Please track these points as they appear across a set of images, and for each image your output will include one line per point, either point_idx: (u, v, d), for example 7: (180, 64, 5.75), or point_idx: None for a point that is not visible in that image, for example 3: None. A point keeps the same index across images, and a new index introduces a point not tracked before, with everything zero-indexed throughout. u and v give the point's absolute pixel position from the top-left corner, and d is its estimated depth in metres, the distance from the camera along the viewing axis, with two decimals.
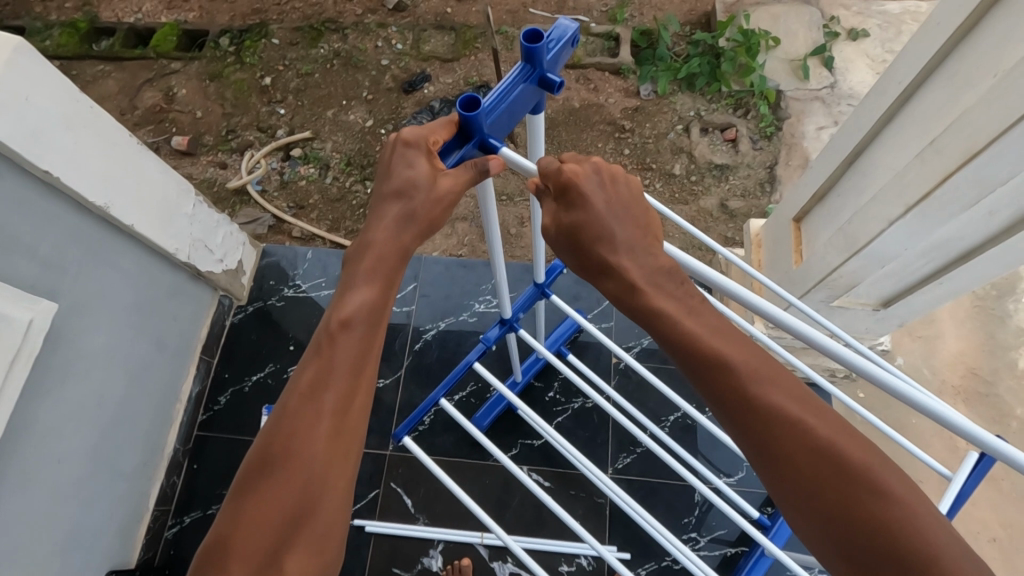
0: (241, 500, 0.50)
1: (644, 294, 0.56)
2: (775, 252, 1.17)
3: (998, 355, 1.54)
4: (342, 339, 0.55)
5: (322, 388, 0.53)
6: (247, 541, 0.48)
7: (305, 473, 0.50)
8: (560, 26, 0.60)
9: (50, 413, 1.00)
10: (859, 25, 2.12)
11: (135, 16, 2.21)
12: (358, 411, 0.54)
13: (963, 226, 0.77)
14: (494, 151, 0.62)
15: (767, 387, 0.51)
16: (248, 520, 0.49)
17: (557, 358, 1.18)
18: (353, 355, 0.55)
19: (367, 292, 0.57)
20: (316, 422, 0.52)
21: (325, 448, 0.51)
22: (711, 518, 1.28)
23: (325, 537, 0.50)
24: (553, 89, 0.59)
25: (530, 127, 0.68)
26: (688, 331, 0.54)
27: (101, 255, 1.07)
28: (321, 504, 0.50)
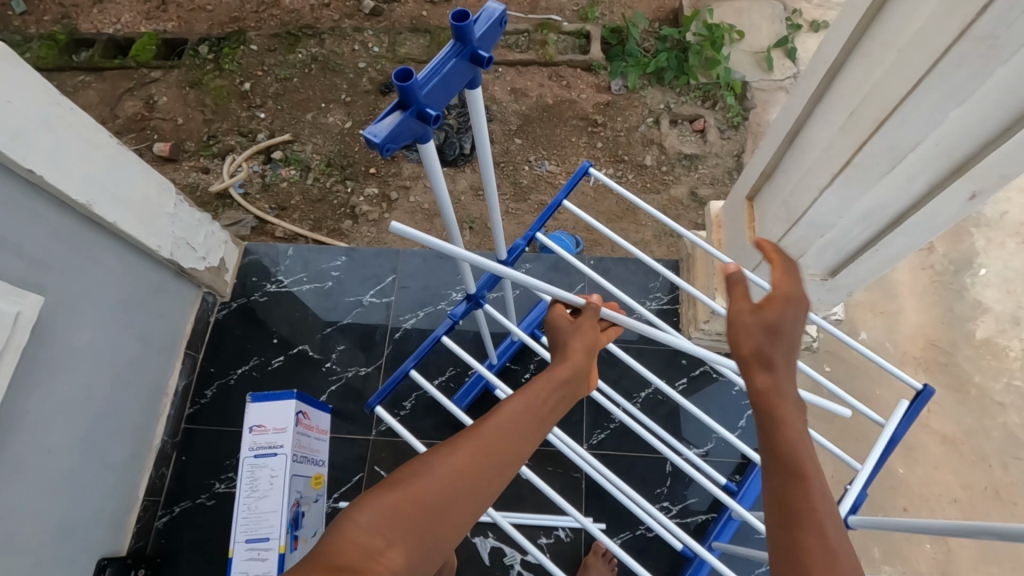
0: (401, 475, 0.60)
1: (781, 400, 0.60)
2: (732, 230, 1.23)
3: (956, 326, 1.61)
4: (519, 404, 0.67)
5: (502, 437, 0.64)
6: (403, 500, 0.57)
7: (461, 478, 0.60)
8: (488, 7, 0.63)
9: (40, 405, 1.04)
10: (820, 16, 2.20)
11: (114, 27, 2.25)
12: (510, 468, 0.64)
13: (886, 193, 0.84)
14: (430, 121, 0.61)
15: (837, 538, 0.51)
16: (401, 494, 0.58)
17: (530, 339, 1.23)
18: (526, 419, 0.67)
19: (540, 384, 0.71)
20: (485, 447, 0.63)
21: (487, 471, 0.62)
22: (683, 488, 1.33)
23: (443, 539, 0.58)
24: (484, 65, 0.63)
25: (468, 103, 0.71)
26: (788, 451, 0.57)
27: (85, 253, 1.11)
28: (459, 506, 0.59)
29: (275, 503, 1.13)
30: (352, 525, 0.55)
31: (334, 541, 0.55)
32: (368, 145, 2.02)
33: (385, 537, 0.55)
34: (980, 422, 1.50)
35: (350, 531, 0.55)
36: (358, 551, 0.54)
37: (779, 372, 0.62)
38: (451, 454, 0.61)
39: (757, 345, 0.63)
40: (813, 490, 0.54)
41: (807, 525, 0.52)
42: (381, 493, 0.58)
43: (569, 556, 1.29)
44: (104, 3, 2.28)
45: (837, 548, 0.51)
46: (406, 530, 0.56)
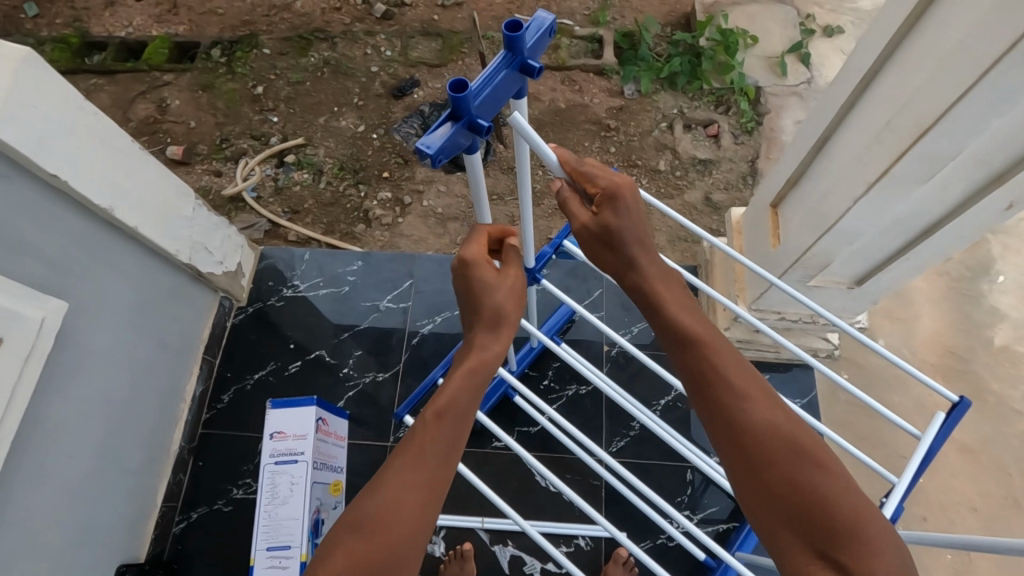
0: (332, 550, 0.59)
1: (656, 293, 0.74)
2: (754, 236, 1.23)
3: (973, 333, 1.60)
4: (432, 425, 0.67)
5: (416, 463, 0.64)
6: (353, 553, 0.58)
7: (386, 532, 0.59)
8: (538, 16, 0.65)
9: (61, 410, 1.04)
10: (833, 22, 2.20)
11: (126, 30, 2.25)
12: (438, 492, 0.64)
13: (920, 201, 0.83)
14: (481, 132, 0.64)
15: (742, 380, 0.65)
16: (332, 565, 0.57)
17: (552, 345, 1.23)
18: (442, 443, 0.66)
19: (456, 392, 0.71)
20: (405, 491, 0.62)
21: (409, 512, 0.61)
22: (704, 496, 1.33)
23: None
24: (534, 75, 0.64)
25: (513, 112, 0.72)
26: (683, 325, 0.70)
27: (106, 257, 1.11)
28: (394, 561, 0.58)
29: (297, 510, 1.13)
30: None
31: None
32: (381, 149, 2.01)
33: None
34: (1000, 429, 1.49)
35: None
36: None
37: (643, 272, 0.75)
38: (374, 515, 0.60)
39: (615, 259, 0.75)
40: (712, 347, 0.67)
41: (720, 377, 0.65)
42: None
43: (589, 564, 1.28)
44: (115, 6, 2.28)
45: (745, 388, 0.64)
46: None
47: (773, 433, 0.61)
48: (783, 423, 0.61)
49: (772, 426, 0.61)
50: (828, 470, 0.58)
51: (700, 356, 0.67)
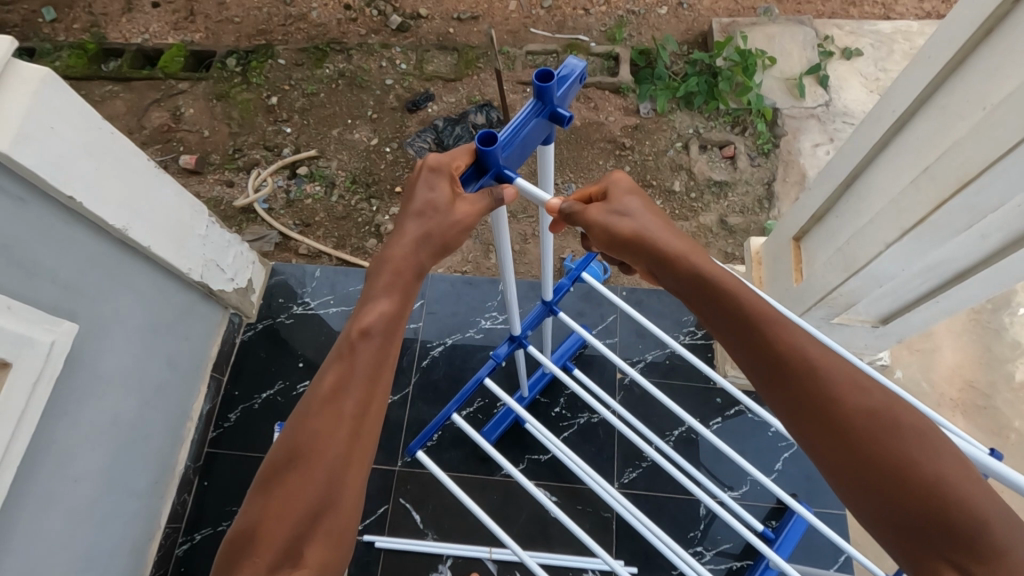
0: (268, 495, 0.56)
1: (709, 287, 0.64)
2: (775, 270, 1.21)
3: (994, 367, 1.56)
4: (359, 346, 0.61)
5: (344, 390, 0.59)
6: (282, 509, 0.55)
7: (321, 467, 0.56)
8: (569, 64, 0.66)
9: (69, 432, 1.02)
10: (852, 44, 2.17)
11: (142, 37, 2.25)
12: (373, 416, 0.60)
13: (958, 247, 0.82)
14: (509, 181, 0.68)
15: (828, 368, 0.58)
16: (270, 510, 0.55)
17: (562, 374, 1.20)
18: (370, 360, 0.61)
19: (382, 306, 0.63)
20: (337, 424, 0.58)
21: (343, 445, 0.58)
22: (716, 532, 1.30)
23: (340, 532, 0.56)
24: (563, 122, 0.67)
25: (539, 156, 0.75)
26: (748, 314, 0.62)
27: (119, 277, 1.10)
28: (338, 497, 0.56)
29: None
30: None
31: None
32: (394, 163, 2.00)
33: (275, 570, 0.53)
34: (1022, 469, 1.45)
35: None
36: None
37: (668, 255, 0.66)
38: (307, 453, 0.57)
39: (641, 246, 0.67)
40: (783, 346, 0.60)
41: (802, 369, 0.58)
42: (253, 520, 0.55)
43: None
44: (132, 13, 2.29)
45: (831, 376, 0.57)
46: (299, 553, 0.54)
47: (869, 423, 0.55)
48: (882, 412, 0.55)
49: (870, 416, 0.55)
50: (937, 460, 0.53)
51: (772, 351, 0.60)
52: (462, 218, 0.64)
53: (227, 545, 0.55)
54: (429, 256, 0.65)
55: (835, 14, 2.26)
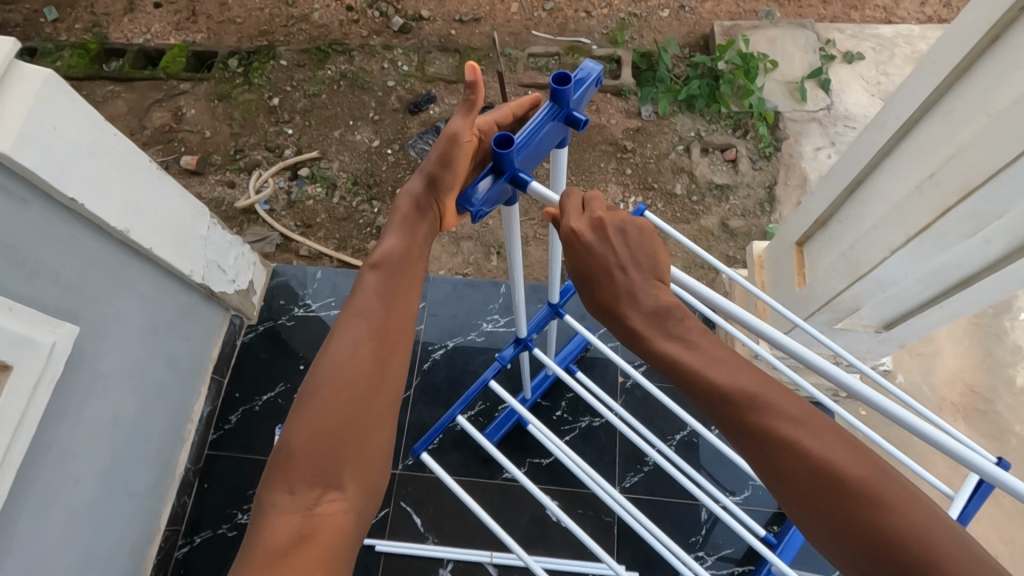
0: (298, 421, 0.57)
1: (650, 342, 0.60)
2: (778, 274, 1.20)
3: (995, 372, 1.56)
4: (375, 278, 0.65)
5: (368, 319, 0.62)
6: (318, 429, 0.56)
7: (349, 391, 0.58)
8: (586, 68, 0.68)
9: (70, 435, 1.02)
10: (854, 48, 2.18)
11: (144, 37, 2.25)
12: (397, 342, 0.63)
13: (962, 254, 0.82)
14: (523, 185, 0.66)
15: (769, 416, 0.53)
16: (304, 432, 0.56)
17: (567, 375, 1.19)
18: (388, 293, 0.64)
19: (390, 242, 0.67)
20: (364, 349, 0.60)
21: (370, 370, 0.60)
22: (717, 536, 1.30)
23: (375, 451, 0.58)
24: (578, 126, 0.67)
25: (553, 160, 0.75)
26: (678, 362, 0.58)
27: (120, 278, 1.09)
28: (370, 417, 0.58)
29: None
30: (275, 503, 0.55)
31: (269, 531, 0.53)
32: (395, 165, 2.00)
33: (318, 486, 0.55)
34: None
35: (277, 507, 0.54)
36: (297, 515, 0.54)
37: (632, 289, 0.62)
38: (333, 377, 0.58)
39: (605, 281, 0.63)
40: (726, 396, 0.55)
41: (744, 418, 0.54)
42: (287, 441, 0.57)
43: None
44: (135, 12, 2.29)
45: (770, 424, 0.53)
46: (337, 471, 0.56)
47: (816, 474, 0.50)
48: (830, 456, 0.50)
49: (815, 468, 0.50)
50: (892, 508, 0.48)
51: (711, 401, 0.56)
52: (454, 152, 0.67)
53: (266, 470, 0.57)
54: (426, 196, 0.69)
55: (836, 18, 2.26)
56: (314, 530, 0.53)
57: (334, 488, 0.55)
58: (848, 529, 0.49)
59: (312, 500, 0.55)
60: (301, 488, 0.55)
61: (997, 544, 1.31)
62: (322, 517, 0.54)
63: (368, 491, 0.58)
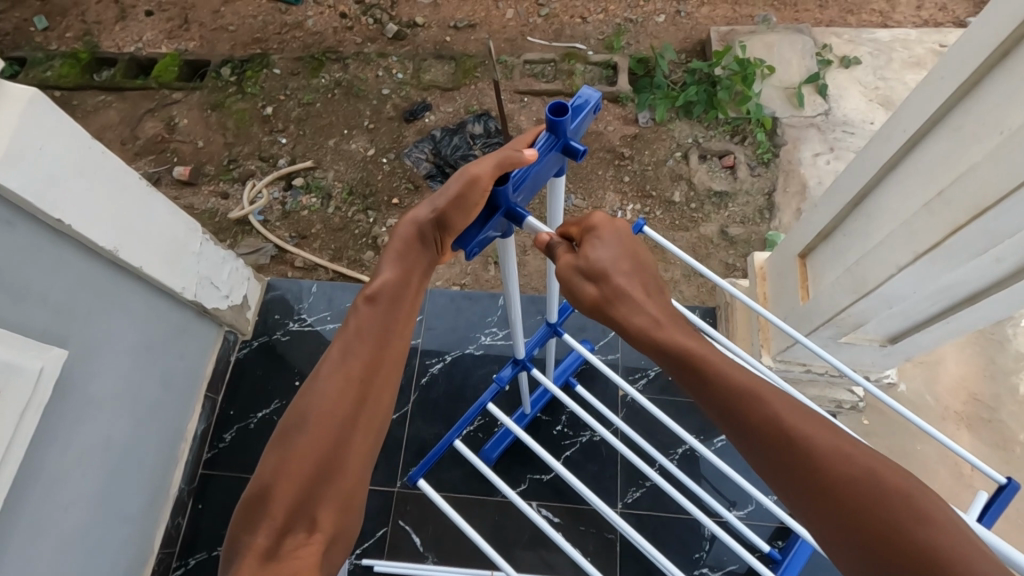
0: (274, 456, 0.54)
1: (664, 335, 0.58)
2: (781, 286, 1.18)
3: (998, 380, 1.54)
4: (367, 310, 0.59)
5: (353, 354, 0.57)
6: (295, 468, 0.52)
7: (330, 431, 0.54)
8: (583, 95, 0.66)
9: (60, 461, 0.99)
10: (851, 52, 2.17)
11: (136, 45, 2.22)
12: (382, 379, 0.58)
13: (971, 271, 0.80)
14: (520, 220, 0.66)
15: (793, 413, 0.52)
16: (280, 471, 0.53)
17: (562, 395, 1.17)
18: (381, 323, 0.59)
19: (390, 273, 0.61)
20: (347, 386, 0.55)
21: (352, 409, 0.55)
22: (721, 553, 1.27)
23: (350, 495, 0.54)
24: (576, 155, 0.66)
25: (549, 187, 0.74)
26: (698, 357, 0.57)
27: (110, 298, 1.07)
28: (348, 461, 0.54)
29: None
30: (243, 545, 0.51)
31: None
32: (391, 174, 1.98)
33: (288, 530, 0.51)
34: None
35: (243, 548, 0.51)
36: (263, 560, 0.50)
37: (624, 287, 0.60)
38: (314, 414, 0.54)
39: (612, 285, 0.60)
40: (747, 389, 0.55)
41: (762, 415, 0.53)
42: (261, 478, 0.53)
43: None
44: (126, 21, 2.26)
45: (790, 421, 0.52)
46: (311, 514, 0.52)
47: (839, 474, 0.49)
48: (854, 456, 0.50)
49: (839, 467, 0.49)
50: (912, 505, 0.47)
51: (731, 398, 0.55)
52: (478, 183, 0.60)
53: (239, 509, 0.53)
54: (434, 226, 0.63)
55: (833, 22, 2.25)
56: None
57: (304, 534, 0.52)
58: (871, 533, 0.47)
59: (280, 546, 0.51)
60: (271, 531, 0.51)
61: None
62: (290, 564, 0.50)
63: (340, 532, 0.54)
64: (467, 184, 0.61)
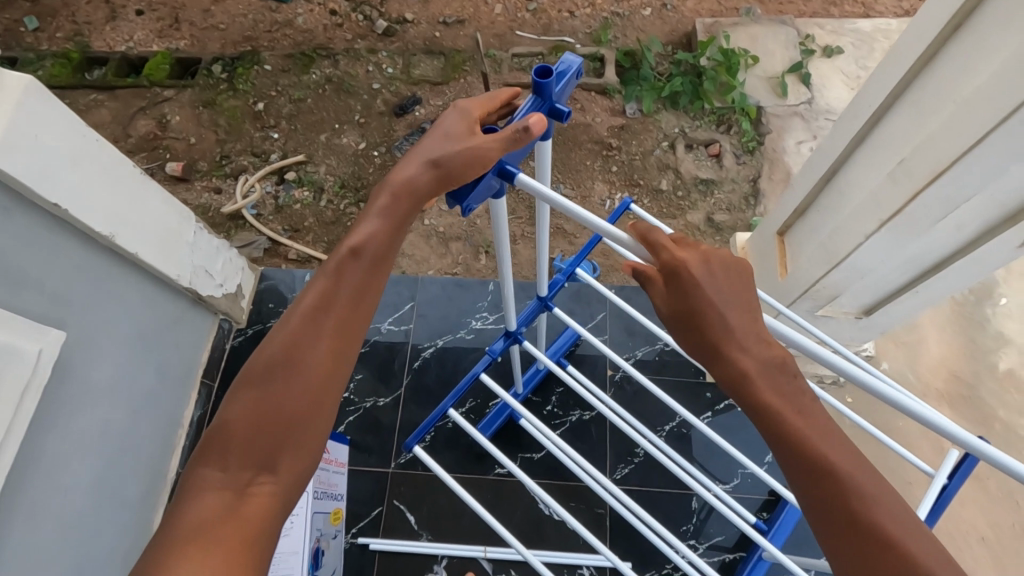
0: (242, 399, 0.59)
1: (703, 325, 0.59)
2: (761, 265, 1.22)
3: (978, 358, 1.58)
4: (347, 267, 0.64)
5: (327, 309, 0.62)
6: (260, 410, 0.58)
7: (296, 383, 0.59)
8: (565, 62, 0.70)
9: (60, 443, 1.01)
10: (833, 43, 2.21)
11: (127, 45, 2.24)
12: (353, 337, 0.63)
13: (935, 238, 0.85)
14: (510, 177, 0.68)
15: (817, 436, 0.55)
16: (246, 413, 0.58)
17: (558, 368, 1.20)
18: (357, 282, 0.64)
19: (376, 226, 0.65)
20: (317, 340, 0.61)
21: (322, 362, 0.61)
22: (709, 525, 1.31)
23: (312, 442, 0.59)
24: (563, 118, 0.70)
25: (538, 155, 0.77)
26: (786, 423, 0.55)
27: (106, 285, 1.09)
28: (313, 409, 0.59)
29: (297, 544, 1.08)
30: (203, 478, 0.56)
31: (192, 506, 0.54)
32: (382, 167, 2.01)
33: (250, 467, 0.56)
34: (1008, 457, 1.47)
35: (203, 481, 0.55)
36: (224, 494, 0.55)
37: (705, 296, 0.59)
38: (288, 364, 0.60)
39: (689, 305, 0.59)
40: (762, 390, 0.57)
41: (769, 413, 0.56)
42: (230, 420, 0.58)
43: None
44: (117, 21, 2.28)
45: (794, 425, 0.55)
46: (273, 456, 0.57)
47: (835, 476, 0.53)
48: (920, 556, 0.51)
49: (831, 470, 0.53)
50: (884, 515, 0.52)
51: (810, 470, 0.54)
52: (477, 147, 0.64)
53: (201, 445, 0.58)
54: (431, 183, 0.66)
55: (816, 13, 2.29)
56: (238, 512, 0.54)
57: (265, 472, 0.56)
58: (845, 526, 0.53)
59: (241, 481, 0.55)
60: (232, 467, 0.56)
61: (983, 526, 1.33)
62: (250, 499, 0.55)
63: (301, 476, 0.59)
64: (467, 150, 0.64)
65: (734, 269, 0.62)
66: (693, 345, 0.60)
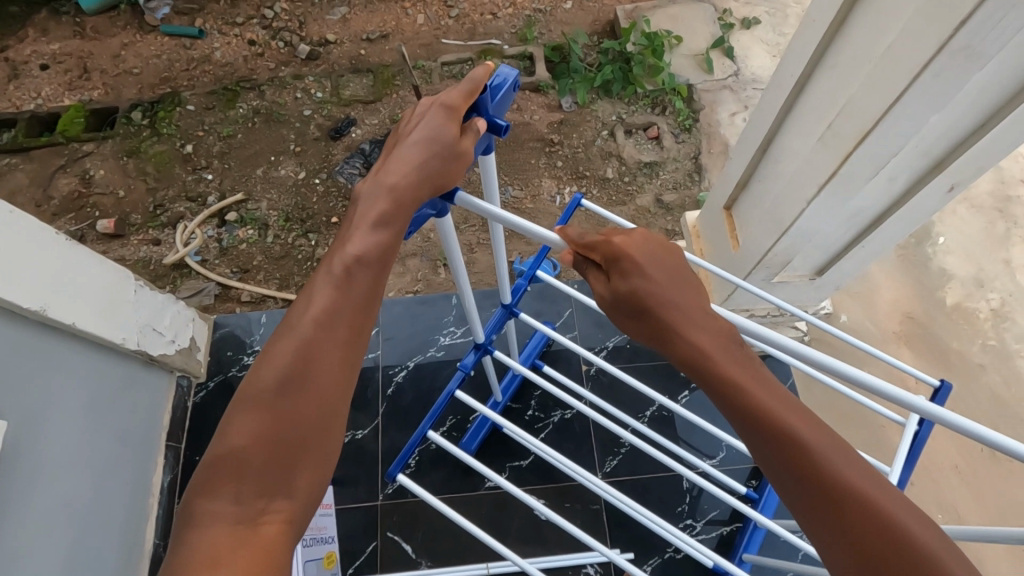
0: (248, 420, 0.56)
1: (654, 309, 0.58)
2: (713, 240, 1.24)
3: (928, 297, 1.65)
4: (352, 275, 0.61)
5: (336, 318, 0.60)
6: (269, 430, 0.55)
7: (309, 399, 0.57)
8: (501, 73, 0.68)
9: (19, 537, 0.94)
10: (750, 13, 2.27)
11: (35, 102, 2.12)
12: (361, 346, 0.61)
13: (871, 193, 0.88)
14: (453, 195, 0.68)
15: (789, 415, 0.53)
16: (254, 435, 0.55)
17: (531, 374, 1.19)
18: (361, 289, 0.61)
19: (376, 238, 0.62)
20: (330, 354, 0.58)
21: (334, 375, 0.58)
22: (702, 502, 1.33)
23: (326, 458, 0.58)
24: (500, 132, 0.69)
25: (481, 167, 0.76)
26: (759, 405, 0.54)
27: (45, 361, 1.02)
28: (325, 424, 0.57)
29: None
30: (212, 512, 0.53)
31: (201, 542, 0.51)
32: (326, 194, 1.95)
33: (263, 496, 0.54)
34: (967, 386, 1.54)
35: (213, 515, 0.53)
36: (237, 528, 0.52)
37: (647, 275, 0.59)
38: (296, 383, 0.57)
39: (633, 286, 0.59)
40: (728, 372, 0.56)
41: (736, 396, 0.55)
42: (236, 445, 0.55)
43: None
44: (19, 78, 2.14)
45: (766, 405, 0.54)
46: (287, 478, 0.55)
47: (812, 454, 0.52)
48: (904, 520, 0.49)
49: (807, 450, 0.52)
50: (866, 489, 0.50)
51: (786, 452, 0.52)
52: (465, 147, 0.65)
53: (201, 477, 0.54)
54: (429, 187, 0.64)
55: None
56: (254, 540, 0.52)
57: (281, 495, 0.55)
58: (830, 507, 0.51)
59: (255, 510, 0.53)
60: (247, 496, 0.54)
61: (955, 456, 1.39)
62: (265, 526, 0.53)
63: (315, 495, 0.57)
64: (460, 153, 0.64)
65: (665, 248, 0.62)
66: (641, 329, 0.60)
